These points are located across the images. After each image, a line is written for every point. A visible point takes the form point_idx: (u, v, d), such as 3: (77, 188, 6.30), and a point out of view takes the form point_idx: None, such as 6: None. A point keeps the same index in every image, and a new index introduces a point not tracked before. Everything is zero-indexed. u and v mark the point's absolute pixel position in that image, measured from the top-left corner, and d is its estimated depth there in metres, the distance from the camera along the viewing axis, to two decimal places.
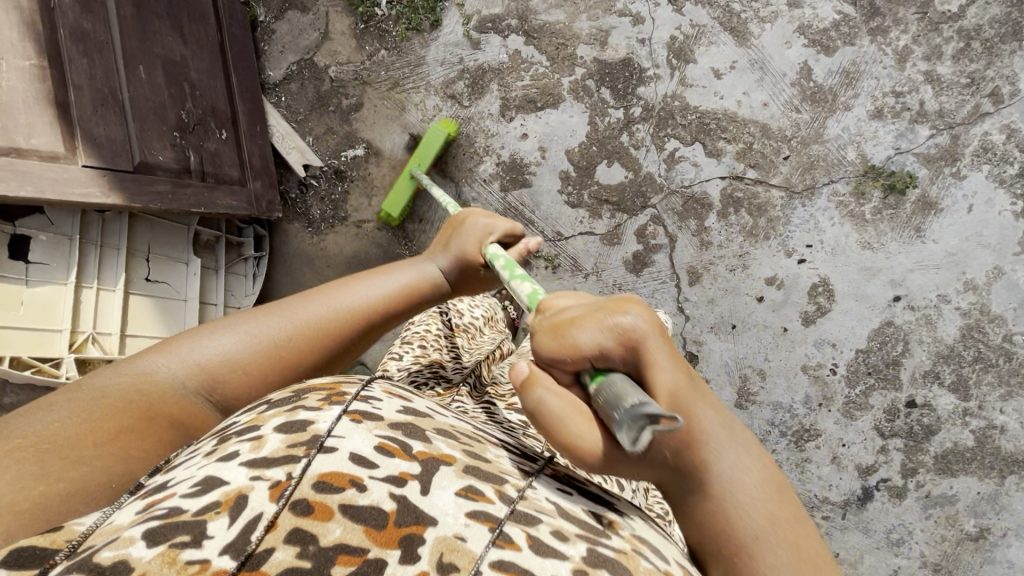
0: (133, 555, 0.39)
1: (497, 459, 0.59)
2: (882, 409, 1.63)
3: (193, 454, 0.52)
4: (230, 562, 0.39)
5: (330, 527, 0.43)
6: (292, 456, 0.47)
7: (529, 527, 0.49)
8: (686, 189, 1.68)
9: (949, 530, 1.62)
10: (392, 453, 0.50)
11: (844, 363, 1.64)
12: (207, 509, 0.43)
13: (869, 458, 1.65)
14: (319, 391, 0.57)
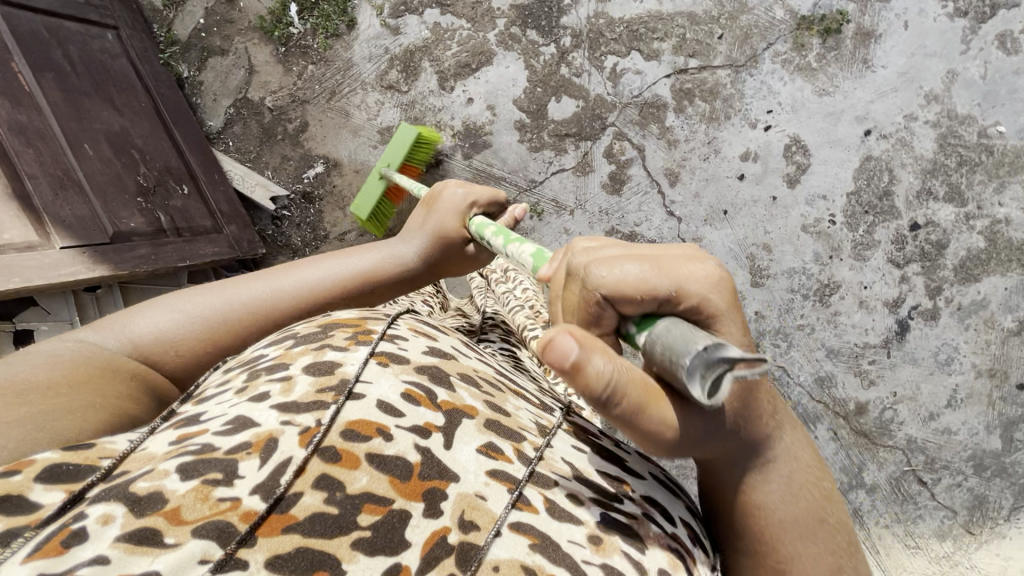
0: (169, 486, 0.46)
1: (515, 411, 0.68)
2: (890, 241, 1.65)
3: (223, 393, 0.59)
4: (259, 502, 0.48)
5: (357, 475, 0.51)
6: (320, 403, 0.54)
7: (546, 490, 0.61)
8: (638, 98, 1.71)
9: (990, 333, 1.65)
10: (418, 401, 0.58)
11: (840, 210, 1.66)
12: (239, 447, 0.50)
13: (893, 292, 1.67)
14: (345, 328, 0.65)
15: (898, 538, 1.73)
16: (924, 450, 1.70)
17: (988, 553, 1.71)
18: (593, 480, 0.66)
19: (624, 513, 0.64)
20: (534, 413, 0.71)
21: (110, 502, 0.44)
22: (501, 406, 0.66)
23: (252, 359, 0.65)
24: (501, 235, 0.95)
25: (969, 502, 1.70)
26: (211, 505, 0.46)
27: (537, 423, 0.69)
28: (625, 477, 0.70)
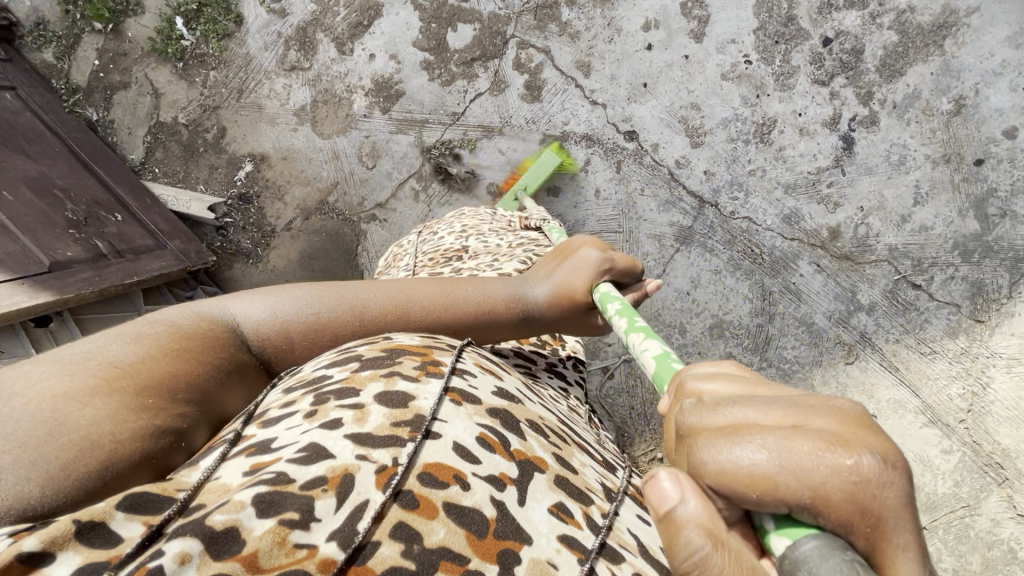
0: (248, 524, 0.33)
1: (582, 467, 0.54)
2: (809, 63, 1.66)
3: (285, 415, 0.44)
4: (337, 551, 0.35)
5: (434, 526, 0.38)
6: (399, 437, 0.41)
7: (614, 566, 0.45)
8: (529, 4, 1.73)
9: (933, 120, 1.65)
10: (493, 446, 0.45)
11: (753, 48, 1.67)
12: (313, 482, 0.37)
13: (828, 110, 1.67)
14: (413, 354, 0.51)
15: (911, 349, 1.71)
16: (908, 254, 1.69)
17: (1004, 336, 1.67)
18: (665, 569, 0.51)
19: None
20: (598, 472, 0.57)
21: (186, 538, 0.31)
22: (569, 462, 0.52)
23: (312, 377, 0.49)
24: (625, 317, 0.74)
25: (968, 292, 1.68)
26: (288, 553, 0.33)
27: (602, 484, 0.55)
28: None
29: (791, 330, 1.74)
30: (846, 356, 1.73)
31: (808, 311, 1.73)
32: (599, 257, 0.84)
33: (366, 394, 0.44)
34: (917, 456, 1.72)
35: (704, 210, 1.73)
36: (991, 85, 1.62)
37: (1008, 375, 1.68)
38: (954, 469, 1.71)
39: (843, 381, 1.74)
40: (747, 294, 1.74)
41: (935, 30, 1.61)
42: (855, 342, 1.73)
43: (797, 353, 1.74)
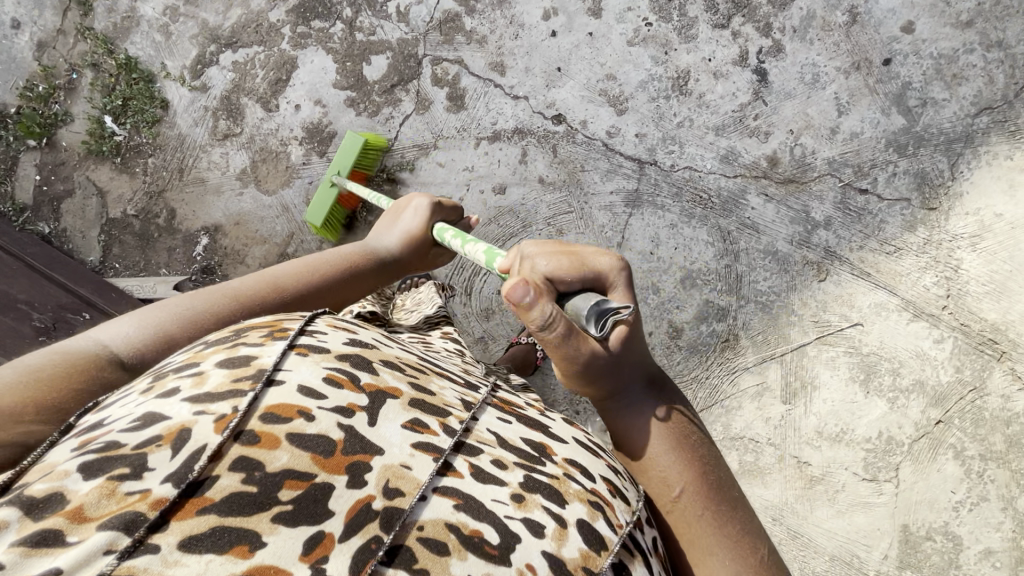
0: (70, 485, 0.52)
1: (439, 389, 0.77)
2: (705, 11, 1.74)
3: (126, 397, 0.65)
4: (169, 489, 0.53)
5: (278, 453, 0.58)
6: (238, 390, 0.61)
7: (471, 458, 0.69)
8: (433, 22, 1.81)
9: (833, 34, 1.72)
10: (342, 383, 0.66)
11: (649, 11, 1.75)
12: (147, 442, 0.56)
13: (734, 49, 1.74)
14: (262, 327, 0.72)
15: (878, 251, 1.75)
16: (848, 163, 1.74)
17: (961, 216, 1.72)
18: (519, 446, 0.74)
19: (550, 474, 0.72)
20: (459, 392, 0.80)
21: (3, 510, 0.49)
22: (424, 387, 0.74)
23: (159, 365, 0.70)
24: (459, 238, 1.19)
25: (914, 183, 1.73)
26: (118, 500, 0.52)
27: (461, 399, 0.77)
28: (550, 444, 0.79)
29: (758, 262, 1.77)
30: (819, 274, 1.76)
31: (769, 241, 1.77)
32: (431, 203, 1.28)
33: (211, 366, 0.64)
34: (913, 352, 1.74)
35: (646, 170, 1.78)
36: None
37: (975, 253, 1.71)
38: (952, 356, 1.73)
39: (821, 299, 1.77)
40: (708, 240, 1.78)
41: None
42: (823, 258, 1.76)
43: (771, 283, 1.77)
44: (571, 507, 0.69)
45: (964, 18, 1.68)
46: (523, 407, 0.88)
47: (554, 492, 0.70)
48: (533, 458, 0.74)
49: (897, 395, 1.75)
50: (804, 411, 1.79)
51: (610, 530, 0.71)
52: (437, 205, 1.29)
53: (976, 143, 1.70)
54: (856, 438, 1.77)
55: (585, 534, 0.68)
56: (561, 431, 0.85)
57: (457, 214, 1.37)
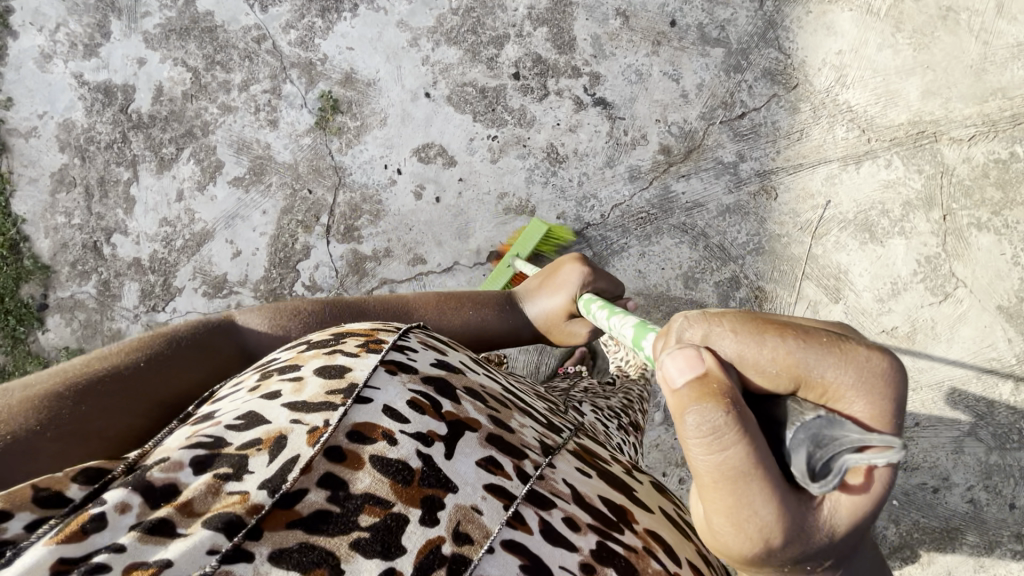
0: (183, 478, 0.63)
1: (519, 425, 0.85)
2: (524, 96, 1.90)
3: (235, 392, 0.77)
4: (263, 495, 0.63)
5: (361, 476, 0.67)
6: (329, 403, 0.72)
7: (541, 511, 0.74)
8: (340, 271, 1.86)
9: (622, 36, 1.92)
10: (423, 408, 0.75)
11: (486, 129, 1.89)
12: (250, 443, 0.67)
13: (568, 102, 1.90)
14: (360, 338, 0.84)
15: (791, 144, 1.91)
16: (715, 106, 1.91)
17: (818, 74, 1.92)
18: (595, 506, 0.80)
19: (625, 543, 0.77)
20: (539, 431, 0.88)
21: (124, 491, 0.60)
22: (505, 424, 0.83)
23: (264, 362, 0.84)
24: (605, 310, 1.17)
25: (769, 81, 1.91)
26: (223, 497, 0.62)
27: (540, 440, 0.85)
28: (632, 508, 0.85)
29: (724, 224, 1.89)
30: (769, 195, 1.89)
31: (716, 203, 1.89)
32: (583, 275, 1.31)
33: (310, 373, 0.76)
34: (881, 187, 1.90)
35: (588, 234, 1.88)
36: None
37: (851, 88, 1.92)
38: (906, 166, 1.90)
39: (788, 209, 1.89)
40: (676, 241, 1.88)
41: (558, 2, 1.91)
42: (763, 181, 1.90)
43: (746, 230, 1.89)
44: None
45: None
46: (607, 461, 0.95)
47: (625, 560, 0.75)
48: (609, 521, 0.79)
49: (901, 225, 1.89)
50: (857, 294, 1.88)
51: None
52: (590, 274, 1.32)
53: (779, 22, 1.93)
54: (908, 278, 1.88)
55: None
56: (648, 500, 0.91)
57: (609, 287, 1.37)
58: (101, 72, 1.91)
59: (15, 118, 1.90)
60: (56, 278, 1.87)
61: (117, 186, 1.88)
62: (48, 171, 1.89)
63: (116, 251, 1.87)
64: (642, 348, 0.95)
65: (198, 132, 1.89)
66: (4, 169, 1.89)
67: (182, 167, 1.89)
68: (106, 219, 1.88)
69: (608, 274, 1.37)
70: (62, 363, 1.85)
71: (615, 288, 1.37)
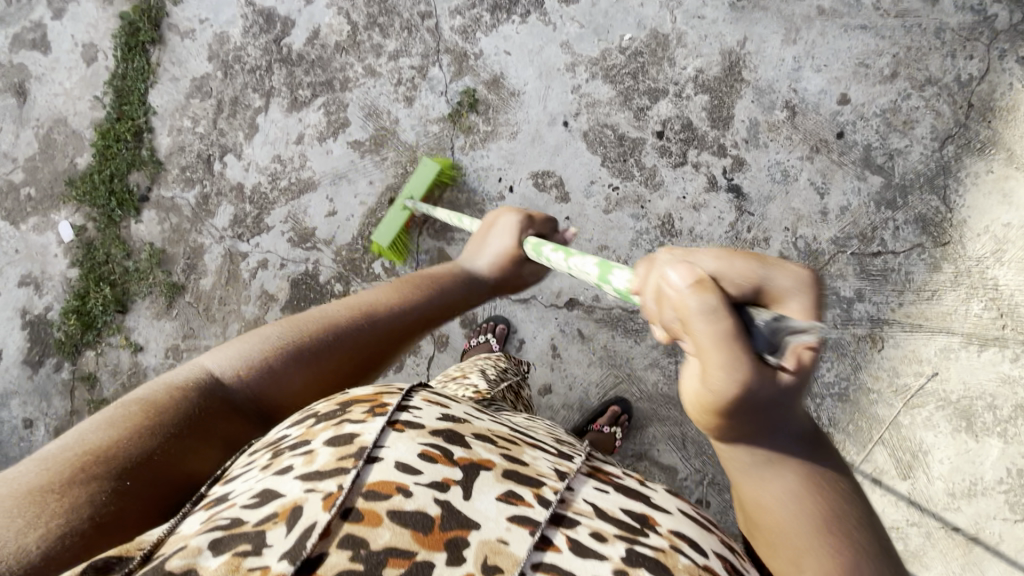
0: (202, 561, 0.53)
1: (531, 458, 0.73)
2: (660, 157, 1.82)
3: (248, 471, 0.66)
4: (285, 565, 0.53)
5: (381, 531, 0.57)
6: (342, 468, 0.62)
7: (569, 531, 0.64)
8: (421, 265, 1.85)
9: (781, 131, 1.80)
10: (434, 459, 0.65)
11: (611, 177, 1.82)
12: (266, 519, 0.58)
13: (702, 178, 1.81)
14: (364, 401, 0.71)
15: (917, 301, 1.76)
16: (851, 235, 1.78)
17: (974, 240, 1.76)
18: (620, 519, 0.68)
19: (652, 547, 0.65)
20: (552, 461, 0.75)
21: None
22: (518, 458, 0.71)
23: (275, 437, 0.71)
24: (561, 253, 1.07)
25: (919, 228, 1.77)
26: None
27: (557, 469, 0.73)
28: (653, 514, 0.71)
29: None
30: (874, 345, 1.76)
31: None
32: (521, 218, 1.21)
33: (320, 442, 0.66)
34: (998, 380, 1.73)
35: None
36: (799, 79, 1.81)
37: (1005, 266, 1.75)
38: None
39: (888, 366, 1.76)
40: None
41: (729, 75, 1.82)
42: (872, 329, 1.77)
43: (835, 371, 1.77)
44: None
45: (887, 72, 1.79)
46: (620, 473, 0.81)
47: (660, 566, 0.63)
48: (633, 528, 0.67)
49: (1004, 427, 1.73)
50: (928, 479, 1.74)
51: None
52: (528, 219, 1.23)
53: (954, 172, 1.77)
54: (990, 484, 1.72)
55: None
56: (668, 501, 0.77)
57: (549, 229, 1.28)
58: None
59: (179, 15, 1.96)
60: (164, 177, 1.93)
61: (247, 111, 1.92)
62: (191, 75, 1.94)
63: (225, 171, 1.92)
64: (609, 284, 0.89)
65: (337, 84, 1.90)
66: (153, 60, 1.95)
67: (312, 113, 1.90)
68: (226, 138, 1.92)
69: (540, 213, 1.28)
70: (142, 256, 1.91)
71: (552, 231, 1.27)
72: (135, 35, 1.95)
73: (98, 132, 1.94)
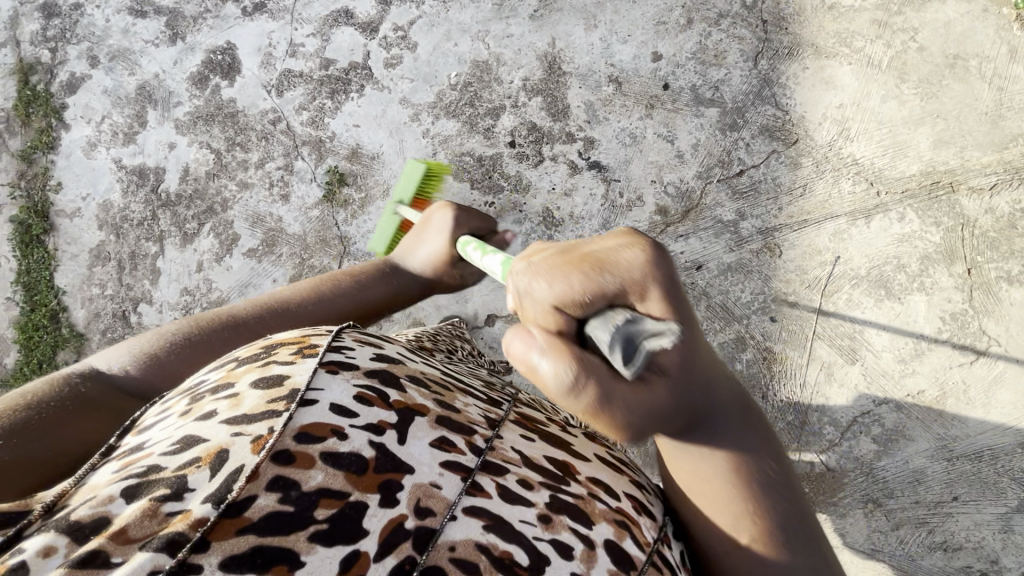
0: (114, 509, 0.59)
1: (465, 406, 0.80)
2: (520, 163, 1.95)
3: (164, 419, 0.71)
4: (204, 507, 0.59)
5: (313, 472, 0.63)
6: (273, 409, 0.67)
7: (496, 477, 0.72)
8: None
9: (615, 102, 1.96)
10: (371, 400, 0.71)
11: (484, 196, 1.95)
12: (189, 462, 0.63)
13: (564, 167, 1.94)
14: (289, 345, 0.78)
15: (794, 200, 1.86)
16: (712, 165, 1.89)
17: (819, 129, 1.89)
18: (541, 465, 0.78)
19: (573, 494, 0.76)
20: (482, 406, 0.83)
21: (49, 535, 0.57)
22: (451, 404, 0.78)
23: (193, 386, 0.76)
24: (479, 249, 1.17)
25: (767, 138, 1.89)
26: (161, 520, 0.58)
27: (487, 416, 0.81)
28: (573, 461, 0.82)
29: (726, 284, 1.84)
30: (773, 253, 1.84)
31: (716, 263, 1.85)
32: (453, 217, 1.36)
33: (249, 385, 0.71)
34: (895, 242, 1.81)
35: None
36: (612, 55, 1.98)
37: (855, 141, 1.87)
38: (922, 218, 1.81)
39: (794, 267, 1.83)
40: None
41: (552, 73, 1.99)
42: (766, 239, 1.85)
43: (749, 289, 1.83)
44: (597, 527, 0.74)
45: (684, 20, 1.96)
46: (545, 422, 0.92)
47: (578, 512, 0.74)
48: (556, 477, 0.77)
49: (920, 282, 1.78)
50: (875, 355, 1.77)
51: (637, 547, 0.77)
52: (461, 212, 1.38)
53: (776, 80, 1.92)
54: (932, 337, 1.75)
55: (611, 551, 0.73)
56: (585, 450, 0.89)
57: (489, 228, 1.43)
58: (137, 157, 2.10)
59: (62, 200, 2.11)
60: (88, 345, 2.02)
61: (146, 260, 2.04)
62: (88, 247, 2.08)
63: (141, 320, 2.01)
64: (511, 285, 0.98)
65: (218, 207, 2.04)
66: (50, 247, 2.09)
67: (203, 239, 2.03)
68: (134, 289, 2.03)
69: (482, 216, 1.43)
70: None
71: (489, 224, 1.43)
72: (29, 231, 2.09)
73: (18, 328, 2.04)
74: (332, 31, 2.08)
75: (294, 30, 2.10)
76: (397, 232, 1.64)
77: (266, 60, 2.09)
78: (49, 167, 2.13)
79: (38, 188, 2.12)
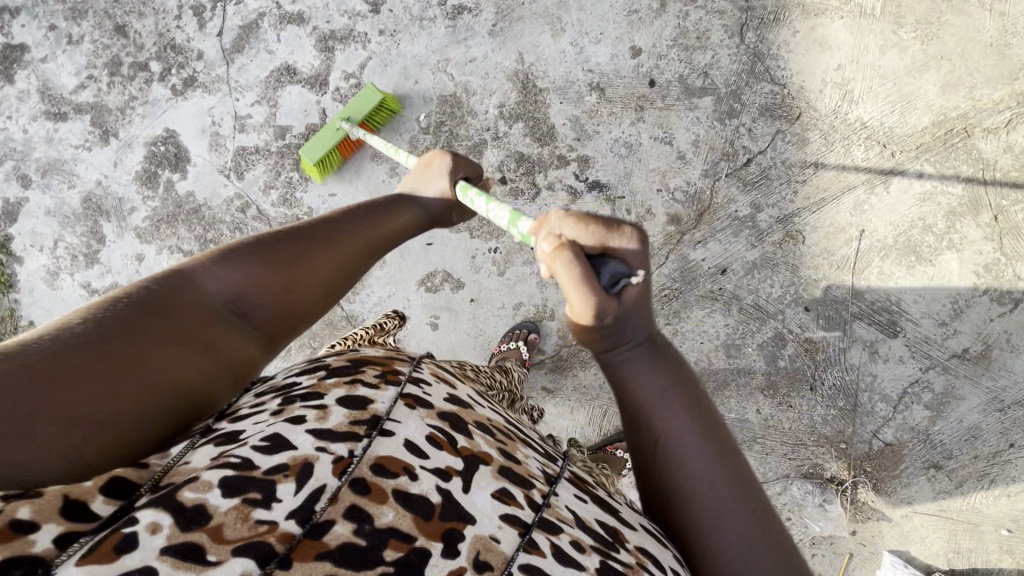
0: (213, 500, 0.54)
1: (524, 458, 0.74)
2: (516, 199, 1.83)
3: (259, 412, 0.66)
4: (293, 526, 0.55)
5: (384, 510, 0.58)
6: (354, 433, 0.63)
7: (551, 535, 0.66)
8: None
9: (601, 111, 1.81)
10: (440, 443, 0.67)
11: (486, 242, 1.82)
12: (279, 468, 0.58)
13: (563, 193, 1.82)
14: (375, 365, 0.75)
15: (808, 180, 1.77)
16: (716, 160, 1.78)
17: (820, 97, 1.77)
18: (595, 529, 0.71)
19: (625, 562, 0.68)
20: (541, 462, 0.77)
21: (158, 511, 0.52)
22: (513, 453, 0.73)
23: (285, 384, 0.71)
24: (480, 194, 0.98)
25: (769, 118, 1.77)
26: (253, 526, 0.54)
27: (544, 471, 0.75)
28: (622, 528, 0.74)
29: (754, 281, 1.77)
30: (797, 240, 1.76)
31: (740, 262, 1.78)
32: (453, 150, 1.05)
33: (335, 401, 0.66)
34: (917, 203, 1.74)
35: None
36: (587, 58, 1.81)
37: (860, 102, 1.76)
38: (941, 171, 1.73)
39: (820, 251, 1.76)
40: (707, 310, 1.79)
41: (527, 93, 1.82)
42: (786, 227, 1.77)
43: (779, 283, 1.77)
44: None
45: (656, 5, 1.79)
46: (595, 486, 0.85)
47: None
48: (606, 541, 0.70)
49: (949, 238, 1.73)
50: (914, 323, 1.74)
51: None
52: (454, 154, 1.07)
53: (766, 52, 1.78)
54: (969, 294, 1.72)
55: None
56: (629, 517, 0.80)
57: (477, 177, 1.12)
58: (106, 277, 1.94)
59: None
60: None
61: None
62: None
63: None
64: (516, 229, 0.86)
65: None
66: None
67: None
68: None
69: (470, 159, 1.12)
70: None
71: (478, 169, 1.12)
72: None
73: None
74: (277, 94, 1.88)
75: (236, 101, 1.89)
76: (334, 145, 1.74)
77: (215, 142, 1.90)
78: (13, 307, 1.96)
79: (8, 331, 1.96)
